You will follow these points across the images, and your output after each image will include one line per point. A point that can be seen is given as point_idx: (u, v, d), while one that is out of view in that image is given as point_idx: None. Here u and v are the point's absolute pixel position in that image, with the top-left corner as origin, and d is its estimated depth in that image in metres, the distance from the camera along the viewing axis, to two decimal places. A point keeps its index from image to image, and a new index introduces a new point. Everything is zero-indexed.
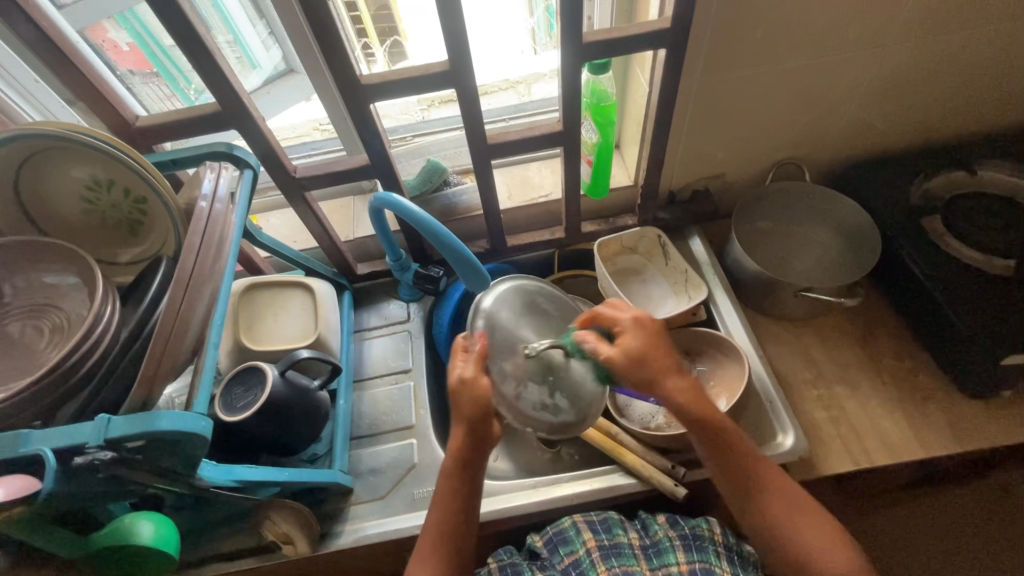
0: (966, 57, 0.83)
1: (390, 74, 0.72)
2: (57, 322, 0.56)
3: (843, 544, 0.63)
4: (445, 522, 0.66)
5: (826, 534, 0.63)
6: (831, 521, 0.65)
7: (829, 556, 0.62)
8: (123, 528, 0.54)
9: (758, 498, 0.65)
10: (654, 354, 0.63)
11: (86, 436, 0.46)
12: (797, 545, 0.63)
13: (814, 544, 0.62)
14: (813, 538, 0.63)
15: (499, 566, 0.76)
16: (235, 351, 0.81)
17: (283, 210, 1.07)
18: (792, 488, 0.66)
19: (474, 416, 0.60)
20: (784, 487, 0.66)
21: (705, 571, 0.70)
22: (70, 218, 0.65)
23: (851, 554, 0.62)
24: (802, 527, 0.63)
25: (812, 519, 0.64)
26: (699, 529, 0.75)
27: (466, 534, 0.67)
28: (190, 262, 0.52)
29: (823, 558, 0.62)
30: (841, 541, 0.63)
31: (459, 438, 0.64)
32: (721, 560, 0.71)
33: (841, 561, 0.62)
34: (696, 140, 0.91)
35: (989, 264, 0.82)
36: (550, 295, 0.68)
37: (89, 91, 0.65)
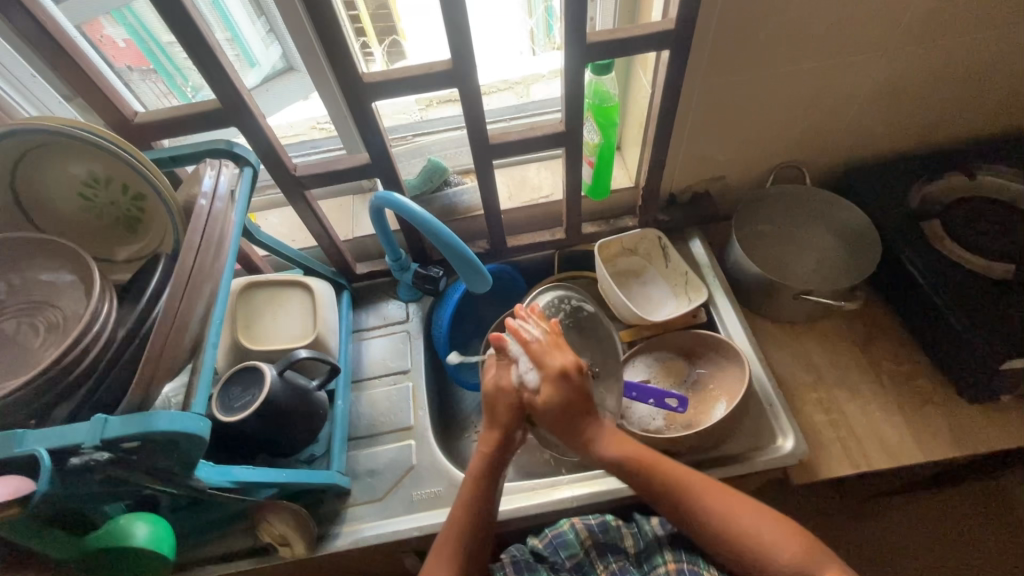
0: (967, 62, 0.83)
1: (392, 72, 0.71)
2: (52, 319, 0.55)
3: (768, 517, 0.64)
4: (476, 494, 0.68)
5: (749, 513, 0.64)
6: (753, 500, 0.66)
7: (762, 537, 0.63)
8: (118, 530, 0.53)
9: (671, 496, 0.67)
10: (565, 399, 0.66)
11: (82, 437, 0.45)
12: (733, 536, 0.63)
13: (746, 528, 0.63)
14: (743, 522, 0.64)
15: (510, 562, 0.75)
16: (233, 350, 0.80)
17: (281, 209, 1.06)
18: (699, 475, 0.68)
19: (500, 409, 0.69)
20: (693, 479, 0.67)
21: (692, 570, 0.72)
22: (67, 214, 0.64)
23: (777, 527, 0.63)
24: (726, 515, 0.64)
25: (732, 501, 0.65)
26: (683, 527, 0.76)
27: (490, 521, 0.68)
28: (190, 260, 0.51)
29: (756, 541, 0.63)
30: (767, 515, 0.64)
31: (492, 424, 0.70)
32: (705, 555, 0.73)
33: (774, 536, 0.63)
34: (697, 142, 0.91)
35: (987, 268, 0.81)
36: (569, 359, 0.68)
37: (87, 86, 0.64)
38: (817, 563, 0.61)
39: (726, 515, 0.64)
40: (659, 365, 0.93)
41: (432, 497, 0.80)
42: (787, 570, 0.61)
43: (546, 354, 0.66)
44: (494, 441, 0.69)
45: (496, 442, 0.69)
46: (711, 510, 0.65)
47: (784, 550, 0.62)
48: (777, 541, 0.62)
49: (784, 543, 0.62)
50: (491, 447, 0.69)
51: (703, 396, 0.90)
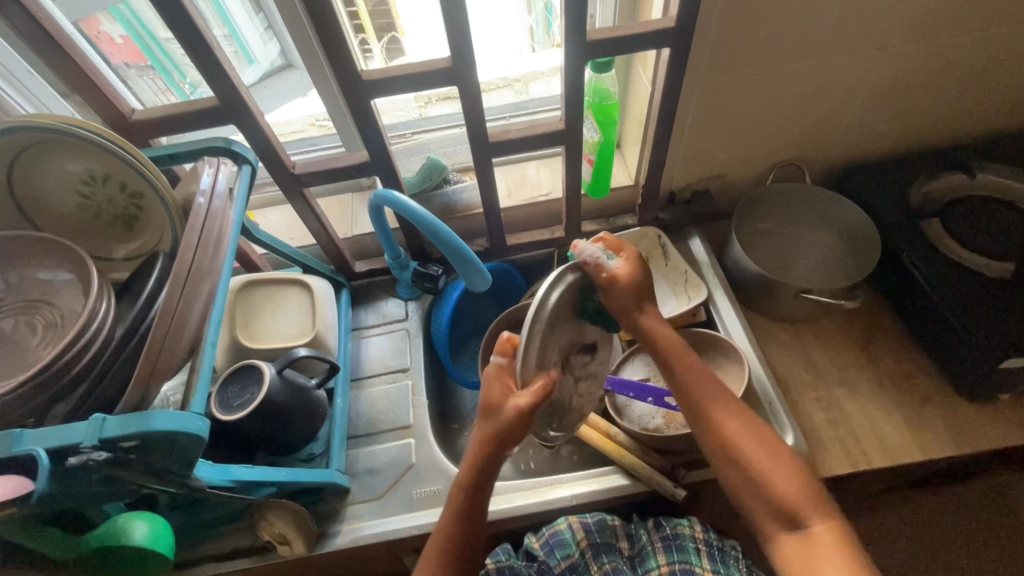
0: (968, 60, 0.83)
1: (391, 70, 0.71)
2: (50, 318, 0.55)
3: (780, 458, 0.64)
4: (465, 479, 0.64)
5: (764, 450, 0.65)
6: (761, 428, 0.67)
7: (769, 474, 0.63)
8: (116, 528, 0.53)
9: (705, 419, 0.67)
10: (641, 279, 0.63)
11: (82, 436, 0.45)
12: (737, 461, 0.65)
13: (758, 462, 0.64)
14: (755, 455, 0.64)
15: (496, 568, 0.77)
16: (232, 349, 0.80)
17: (281, 207, 1.06)
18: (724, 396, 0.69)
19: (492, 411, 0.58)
20: (731, 411, 0.67)
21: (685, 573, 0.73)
22: (64, 212, 0.63)
23: (784, 464, 0.64)
24: (739, 445, 0.65)
25: (738, 422, 0.67)
26: (680, 528, 0.76)
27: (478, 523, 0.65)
28: (189, 259, 0.51)
29: (763, 476, 0.63)
30: (778, 455, 0.65)
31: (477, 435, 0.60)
32: (701, 558, 0.74)
33: (780, 475, 0.63)
34: (698, 140, 0.90)
35: (986, 267, 0.82)
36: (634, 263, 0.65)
37: (84, 84, 0.64)
38: (812, 509, 0.61)
39: (740, 443, 0.65)
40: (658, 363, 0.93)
41: (432, 495, 0.80)
42: (779, 507, 0.62)
43: (619, 241, 0.64)
44: (490, 451, 0.60)
45: (482, 459, 0.61)
46: (733, 438, 0.65)
47: (785, 488, 0.62)
48: (781, 479, 0.63)
49: (786, 484, 0.62)
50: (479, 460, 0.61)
51: None
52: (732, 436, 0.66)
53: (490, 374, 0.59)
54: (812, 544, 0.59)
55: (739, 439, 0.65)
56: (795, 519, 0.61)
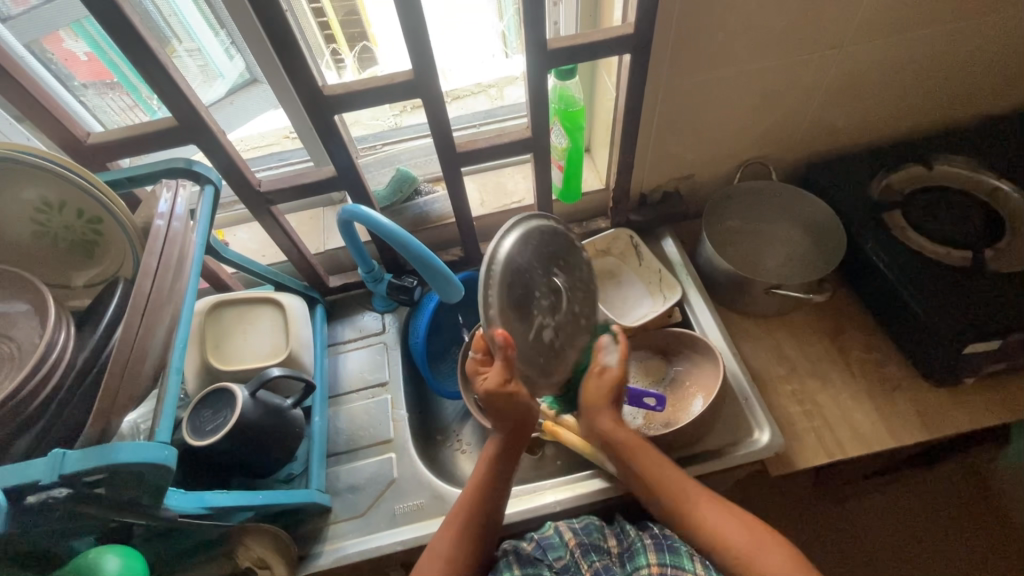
0: (922, 55, 0.85)
1: (353, 84, 0.70)
2: (5, 351, 0.53)
3: (771, 540, 0.64)
4: (478, 500, 0.69)
5: (747, 530, 0.65)
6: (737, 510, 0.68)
7: (751, 560, 0.63)
8: (87, 563, 0.51)
9: (680, 514, 0.68)
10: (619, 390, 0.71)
11: (40, 473, 0.43)
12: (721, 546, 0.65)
13: (741, 548, 0.64)
14: (740, 544, 0.64)
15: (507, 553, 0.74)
16: (203, 372, 0.78)
17: (251, 224, 1.04)
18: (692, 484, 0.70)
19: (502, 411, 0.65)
20: (706, 498, 0.69)
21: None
22: (19, 241, 0.62)
23: (767, 543, 0.64)
24: (724, 535, 0.65)
25: (716, 513, 0.67)
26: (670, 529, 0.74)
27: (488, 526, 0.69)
28: (147, 287, 0.50)
29: (749, 563, 0.63)
30: (767, 539, 0.64)
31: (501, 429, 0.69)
32: (696, 563, 0.69)
33: (764, 555, 0.63)
34: (665, 143, 0.91)
35: (946, 255, 0.83)
36: (552, 229, 0.61)
37: (35, 109, 0.62)
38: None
39: (728, 538, 0.65)
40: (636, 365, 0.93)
41: (415, 510, 0.80)
42: None
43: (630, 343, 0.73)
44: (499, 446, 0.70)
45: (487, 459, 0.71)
46: (712, 530, 0.66)
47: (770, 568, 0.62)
48: (770, 561, 0.62)
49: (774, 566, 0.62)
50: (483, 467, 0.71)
51: (680, 393, 0.90)
52: (710, 526, 0.66)
53: (470, 365, 0.66)
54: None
55: (718, 524, 0.66)
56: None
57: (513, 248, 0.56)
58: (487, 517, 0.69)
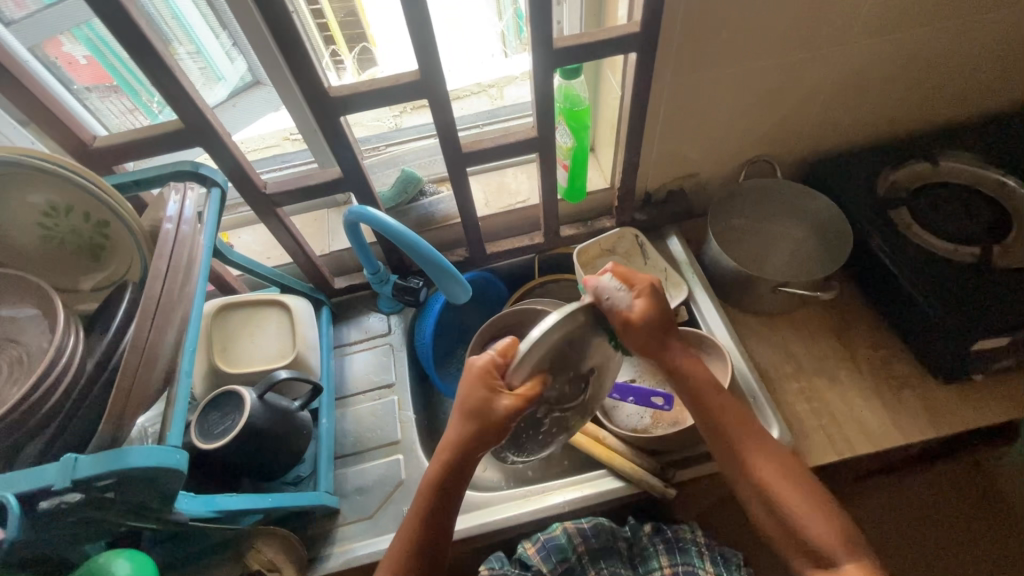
0: (928, 51, 0.84)
1: (358, 85, 0.70)
2: (14, 356, 0.53)
3: (817, 504, 0.64)
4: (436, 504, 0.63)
5: (798, 493, 0.64)
6: (793, 466, 0.67)
7: (800, 519, 0.63)
8: (97, 567, 0.51)
9: (732, 460, 0.67)
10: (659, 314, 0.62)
11: (52, 479, 0.43)
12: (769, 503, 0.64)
13: (794, 506, 0.63)
14: (792, 501, 0.64)
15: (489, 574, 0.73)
16: (210, 374, 0.78)
17: (255, 226, 1.04)
18: (751, 437, 0.67)
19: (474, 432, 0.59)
20: (764, 452, 0.67)
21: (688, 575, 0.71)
22: (26, 246, 0.61)
23: (815, 508, 0.63)
24: (776, 490, 0.64)
25: (769, 469, 0.65)
26: (682, 531, 0.75)
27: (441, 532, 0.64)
28: (158, 288, 0.50)
29: (797, 521, 0.63)
30: (817, 501, 0.64)
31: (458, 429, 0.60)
32: (704, 562, 0.72)
33: (814, 516, 0.63)
34: (670, 141, 0.91)
35: (953, 252, 0.83)
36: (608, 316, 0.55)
37: (40, 112, 0.62)
38: (846, 550, 0.61)
39: (780, 492, 0.64)
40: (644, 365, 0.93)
41: None
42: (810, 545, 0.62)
43: (630, 275, 0.64)
44: (473, 433, 0.57)
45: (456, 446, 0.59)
46: (767, 484, 0.65)
47: (817, 530, 0.62)
48: (818, 526, 0.62)
49: (818, 531, 0.62)
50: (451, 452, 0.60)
51: None
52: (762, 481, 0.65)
53: (480, 366, 0.56)
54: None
55: (770, 481, 0.65)
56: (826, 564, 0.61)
57: (552, 343, 0.51)
58: (445, 519, 0.63)
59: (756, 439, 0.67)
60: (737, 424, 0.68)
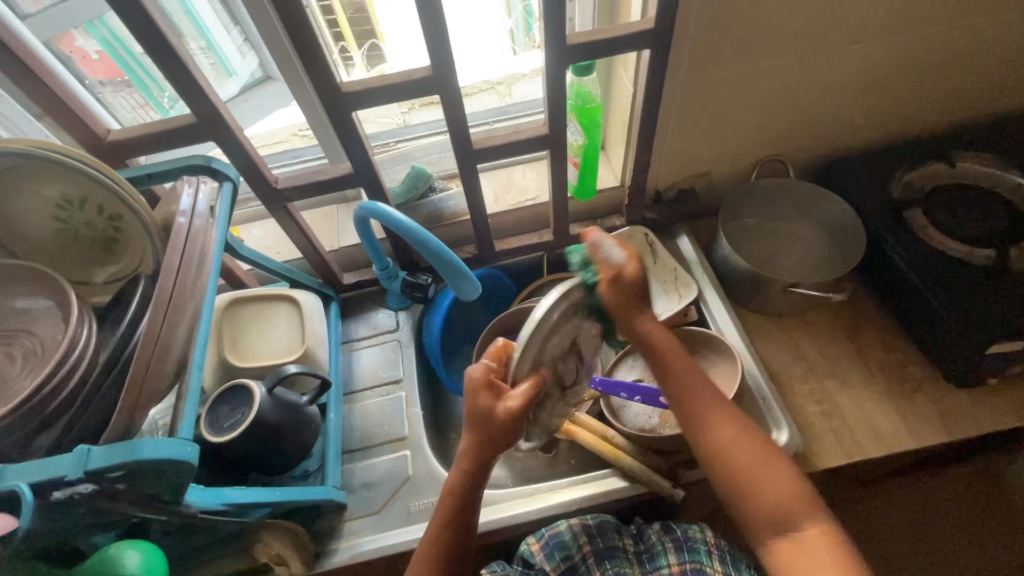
0: (945, 50, 0.83)
1: (370, 81, 0.70)
2: (29, 347, 0.54)
3: (775, 461, 0.61)
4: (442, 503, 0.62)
5: (750, 456, 0.61)
6: (744, 424, 0.63)
7: (753, 480, 0.60)
8: (109, 559, 0.51)
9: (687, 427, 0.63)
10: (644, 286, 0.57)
11: (66, 469, 0.44)
12: (727, 469, 0.61)
13: (749, 467, 0.60)
14: (744, 460, 0.61)
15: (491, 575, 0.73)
16: (220, 368, 0.79)
17: (266, 222, 1.04)
18: (703, 402, 0.63)
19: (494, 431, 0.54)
20: (722, 412, 0.63)
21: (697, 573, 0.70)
22: (42, 238, 0.62)
23: (775, 470, 0.60)
24: (729, 450, 0.61)
25: (723, 434, 0.62)
26: (691, 531, 0.74)
27: (467, 532, 0.62)
28: (170, 282, 0.50)
29: (751, 484, 0.60)
30: (772, 462, 0.61)
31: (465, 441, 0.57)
32: (712, 559, 0.71)
33: (770, 477, 0.60)
34: (682, 140, 0.91)
35: (968, 254, 0.82)
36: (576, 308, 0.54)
37: (56, 106, 0.62)
38: (804, 513, 0.58)
39: (734, 456, 0.61)
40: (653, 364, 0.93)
41: (429, 507, 0.79)
42: (774, 513, 0.59)
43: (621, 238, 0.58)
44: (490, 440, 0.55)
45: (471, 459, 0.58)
46: (721, 442, 0.61)
47: (772, 491, 0.59)
48: (773, 487, 0.60)
49: (779, 493, 0.59)
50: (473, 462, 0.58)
51: None
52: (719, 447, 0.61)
53: (477, 377, 0.54)
54: (804, 552, 0.57)
55: (726, 446, 0.61)
56: (785, 526, 0.58)
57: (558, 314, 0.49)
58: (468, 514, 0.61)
59: (711, 401, 0.63)
60: (693, 388, 0.63)
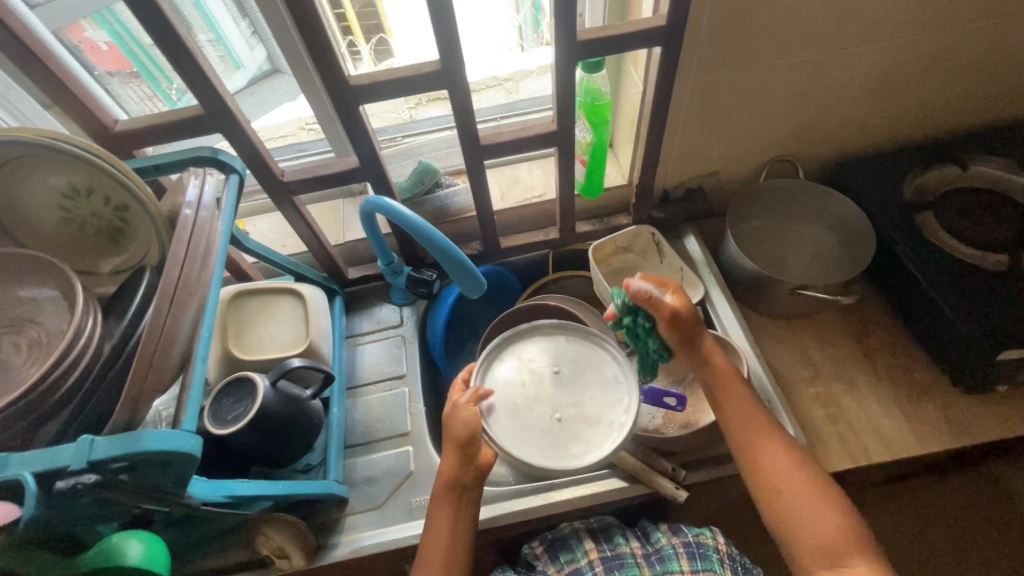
0: (959, 52, 0.83)
1: (379, 74, 0.69)
2: (35, 336, 0.54)
3: (828, 498, 0.62)
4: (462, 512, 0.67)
5: (803, 486, 0.63)
6: (799, 458, 0.65)
7: (803, 513, 0.62)
8: (111, 547, 0.52)
9: (743, 449, 0.67)
10: (688, 330, 0.68)
11: (69, 459, 0.44)
12: (777, 496, 0.63)
13: (803, 503, 0.62)
14: (796, 491, 0.63)
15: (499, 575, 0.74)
16: (224, 360, 0.79)
17: (272, 214, 1.04)
18: (756, 426, 0.67)
19: (463, 440, 0.67)
20: (777, 446, 0.66)
21: None
22: (49, 227, 0.62)
23: (830, 508, 0.62)
24: (783, 487, 0.63)
25: (775, 459, 0.65)
26: (703, 538, 0.73)
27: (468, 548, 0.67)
28: (177, 273, 0.50)
29: (797, 512, 0.62)
30: (824, 496, 0.62)
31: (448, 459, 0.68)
32: (724, 567, 0.69)
33: (820, 514, 0.61)
34: (690, 139, 0.90)
35: (981, 259, 0.81)
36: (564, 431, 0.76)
37: (64, 94, 0.62)
38: (853, 550, 0.59)
39: (785, 483, 0.63)
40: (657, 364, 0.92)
41: None
42: (820, 546, 0.60)
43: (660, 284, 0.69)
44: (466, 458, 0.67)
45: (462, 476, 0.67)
46: (776, 476, 0.64)
47: (820, 529, 0.60)
48: (820, 520, 0.61)
49: (826, 528, 0.60)
50: (468, 480, 0.68)
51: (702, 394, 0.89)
52: (771, 472, 0.64)
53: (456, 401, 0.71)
54: None
55: (779, 473, 0.64)
56: (834, 564, 0.59)
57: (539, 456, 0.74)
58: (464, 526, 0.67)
59: (764, 429, 0.67)
60: (745, 413, 0.68)
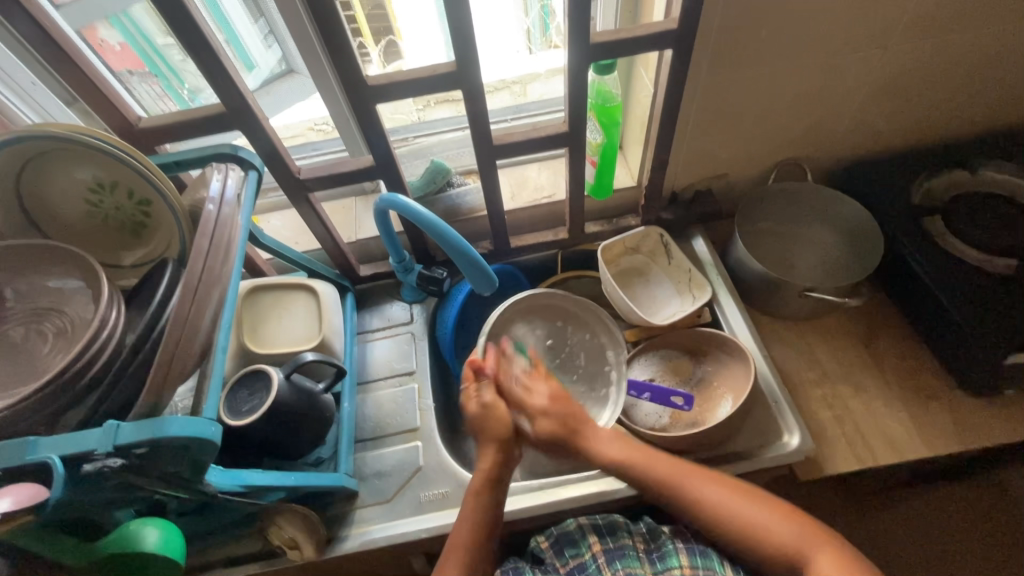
0: (968, 58, 0.83)
1: (395, 75, 0.71)
2: (60, 325, 0.55)
3: (775, 508, 0.66)
4: (479, 512, 0.70)
5: (745, 504, 0.67)
6: (731, 481, 0.70)
7: (764, 530, 0.65)
8: (129, 533, 0.53)
9: (681, 495, 0.69)
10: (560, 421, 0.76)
11: (95, 443, 0.45)
12: (727, 523, 0.66)
13: (755, 526, 0.65)
14: (742, 513, 0.66)
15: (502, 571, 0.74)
16: (239, 353, 0.80)
17: (285, 212, 1.06)
18: (682, 465, 0.71)
19: (498, 438, 0.75)
20: (706, 480, 0.70)
21: None
22: (72, 221, 0.64)
23: (780, 518, 0.65)
24: (728, 516, 0.66)
25: (713, 488, 0.69)
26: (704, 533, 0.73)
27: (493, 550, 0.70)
28: (199, 266, 0.51)
29: (755, 530, 0.65)
30: (771, 507, 0.66)
31: (486, 461, 0.74)
32: (724, 565, 0.69)
33: (770, 524, 0.65)
34: (699, 141, 0.91)
35: (989, 263, 0.81)
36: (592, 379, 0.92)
37: (89, 90, 0.64)
38: (809, 549, 0.62)
39: (733, 510, 0.66)
40: (665, 364, 0.93)
41: (440, 497, 0.80)
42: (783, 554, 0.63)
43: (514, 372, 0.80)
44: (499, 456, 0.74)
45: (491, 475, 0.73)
46: (718, 510, 0.67)
47: (781, 539, 0.64)
48: (777, 533, 0.64)
49: (782, 535, 0.64)
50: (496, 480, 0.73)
51: (709, 394, 0.89)
52: (713, 506, 0.67)
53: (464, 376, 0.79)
54: None
55: (716, 500, 0.67)
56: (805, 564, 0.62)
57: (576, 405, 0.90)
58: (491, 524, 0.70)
59: (693, 467, 0.71)
60: (666, 461, 0.72)
